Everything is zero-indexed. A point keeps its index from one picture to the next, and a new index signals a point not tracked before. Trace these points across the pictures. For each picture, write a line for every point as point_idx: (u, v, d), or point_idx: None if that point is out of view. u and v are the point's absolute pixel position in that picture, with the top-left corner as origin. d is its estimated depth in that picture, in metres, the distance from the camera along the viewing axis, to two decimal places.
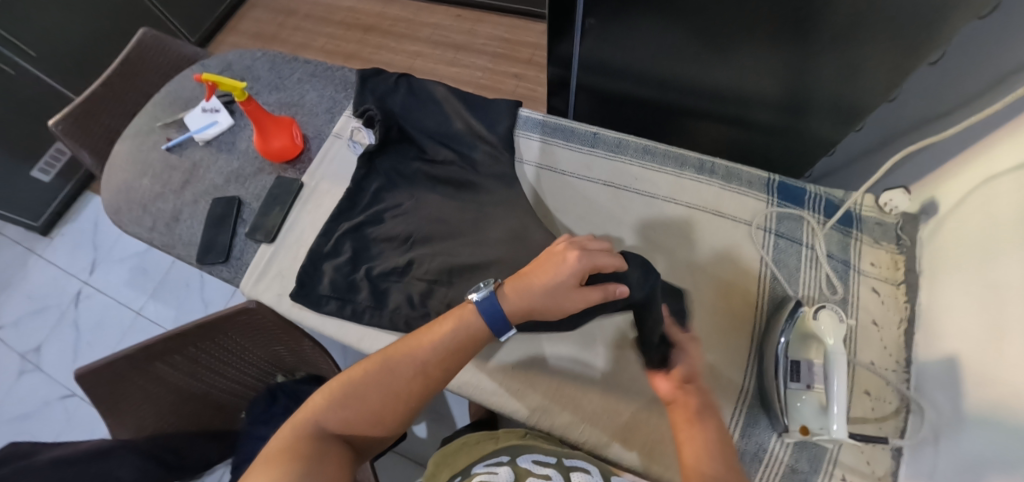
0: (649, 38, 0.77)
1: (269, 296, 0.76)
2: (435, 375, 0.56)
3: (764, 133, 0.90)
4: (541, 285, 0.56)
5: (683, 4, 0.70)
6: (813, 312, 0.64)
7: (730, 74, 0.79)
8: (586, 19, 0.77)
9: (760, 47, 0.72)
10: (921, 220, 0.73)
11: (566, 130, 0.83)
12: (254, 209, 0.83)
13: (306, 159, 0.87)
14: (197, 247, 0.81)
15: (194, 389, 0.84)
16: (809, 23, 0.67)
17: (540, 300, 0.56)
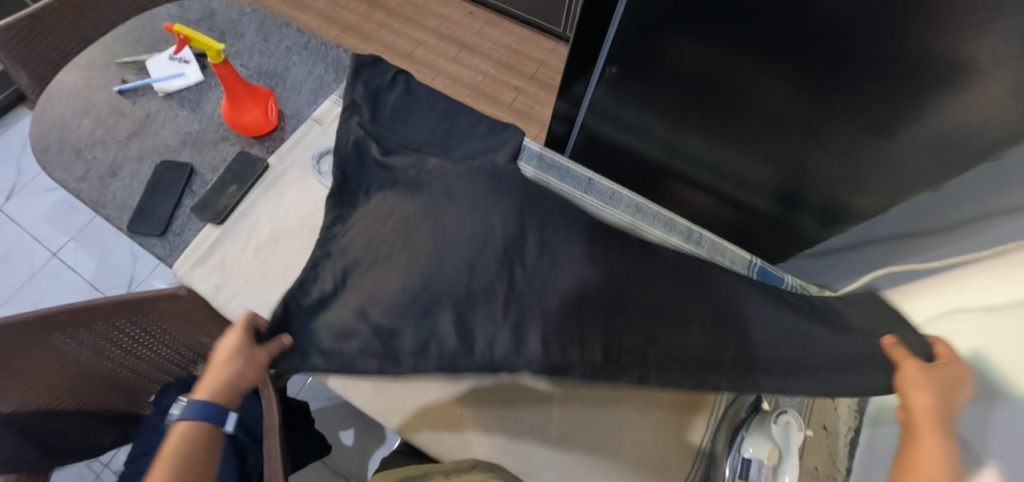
0: (664, 102, 0.75)
1: (206, 285, 0.68)
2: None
3: (753, 217, 0.89)
4: (223, 359, 0.55)
5: (696, 73, 0.68)
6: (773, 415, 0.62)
7: (734, 154, 0.78)
8: (608, 67, 0.74)
9: (768, 137, 0.72)
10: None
11: (562, 169, 0.78)
12: (207, 182, 0.74)
13: (277, 138, 0.79)
14: (131, 212, 0.72)
15: (99, 366, 0.75)
16: (815, 124, 0.66)
17: (238, 371, 0.55)
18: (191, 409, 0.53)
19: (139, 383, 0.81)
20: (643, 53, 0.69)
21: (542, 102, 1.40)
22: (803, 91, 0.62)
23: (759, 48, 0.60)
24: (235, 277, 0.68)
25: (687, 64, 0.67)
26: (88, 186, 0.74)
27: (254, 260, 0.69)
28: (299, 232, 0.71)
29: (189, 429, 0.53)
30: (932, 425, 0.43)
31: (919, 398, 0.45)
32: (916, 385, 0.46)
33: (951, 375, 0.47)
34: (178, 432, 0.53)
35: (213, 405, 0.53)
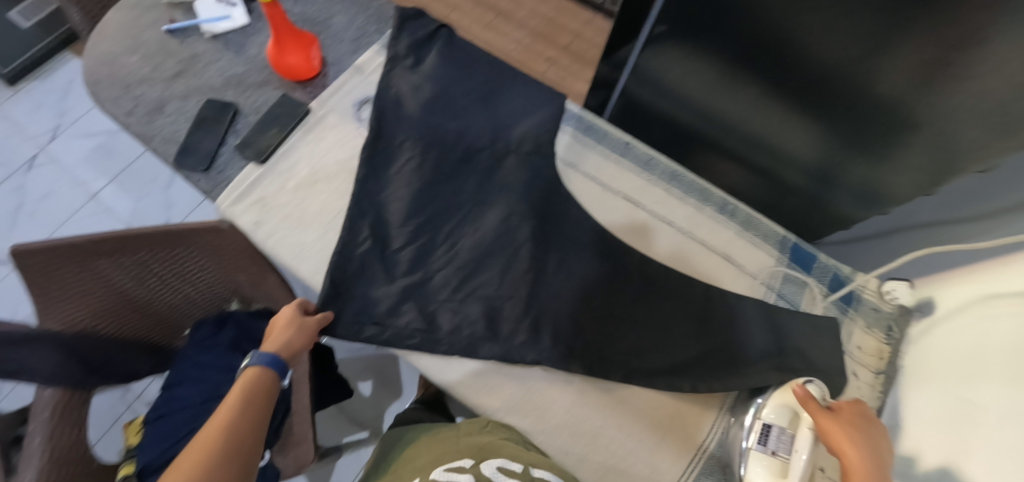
0: (710, 66, 0.73)
1: (246, 222, 0.69)
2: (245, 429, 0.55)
3: (787, 193, 0.87)
4: (281, 325, 0.62)
5: (743, 34, 0.66)
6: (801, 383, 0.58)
7: (777, 126, 0.76)
8: (658, 26, 0.72)
9: (817, 109, 0.69)
10: (914, 316, 0.72)
11: (600, 131, 0.77)
12: (249, 123, 0.76)
13: (319, 84, 0.80)
14: (177, 147, 0.74)
15: (140, 295, 0.78)
16: (860, 94, 0.64)
17: (293, 336, 0.62)
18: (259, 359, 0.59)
19: (175, 315, 0.85)
20: (697, 12, 0.66)
21: (575, 74, 1.39)
22: (864, 60, 0.60)
23: (827, 10, 0.57)
24: (275, 215, 0.70)
25: (743, 25, 0.65)
26: (136, 120, 0.76)
27: (292, 201, 0.71)
28: (336, 176, 0.72)
29: (256, 373, 0.59)
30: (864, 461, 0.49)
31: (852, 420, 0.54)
32: (834, 424, 0.52)
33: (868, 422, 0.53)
34: (246, 376, 0.58)
35: (279, 358, 0.60)
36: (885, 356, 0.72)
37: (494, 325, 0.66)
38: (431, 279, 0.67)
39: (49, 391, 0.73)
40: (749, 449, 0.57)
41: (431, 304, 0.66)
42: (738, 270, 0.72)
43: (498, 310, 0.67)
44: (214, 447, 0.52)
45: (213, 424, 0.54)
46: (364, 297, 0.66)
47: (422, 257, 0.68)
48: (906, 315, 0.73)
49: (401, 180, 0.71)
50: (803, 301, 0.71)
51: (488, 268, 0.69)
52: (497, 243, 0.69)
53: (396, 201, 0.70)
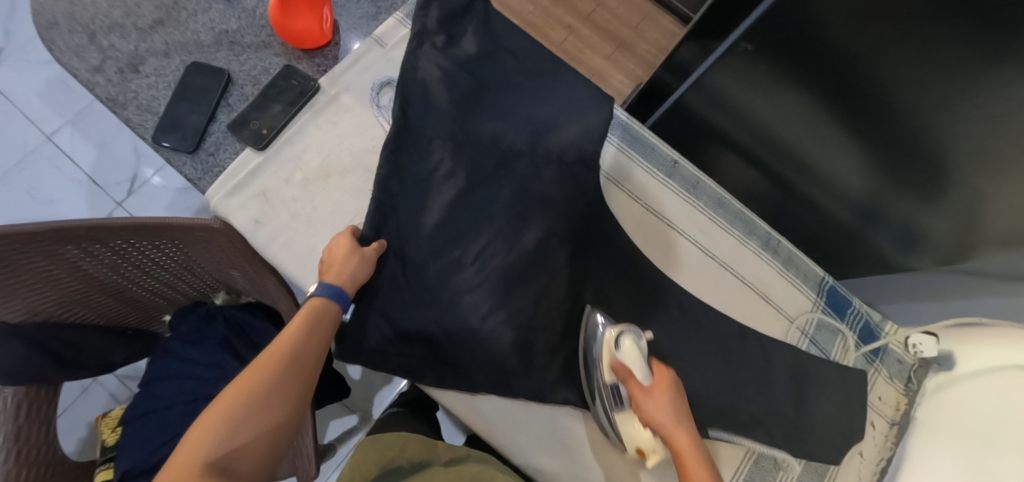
0: (796, 85, 0.63)
1: (243, 219, 0.60)
2: (301, 371, 0.49)
3: (825, 227, 0.81)
4: (341, 254, 0.55)
5: (831, 58, 0.57)
6: (616, 336, 0.57)
7: (838, 159, 0.69)
8: (742, 43, 0.61)
9: (896, 154, 0.63)
10: (933, 368, 0.71)
11: (647, 145, 0.69)
12: (247, 96, 0.64)
13: (329, 54, 0.68)
14: (158, 118, 0.62)
15: (112, 282, 0.68)
16: (940, 141, 0.58)
17: (350, 264, 0.55)
18: (322, 289, 0.52)
19: (152, 301, 0.75)
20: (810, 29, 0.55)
21: None
22: (969, 108, 0.53)
23: (979, 65, 0.49)
24: (278, 213, 0.60)
25: (863, 55, 0.55)
26: (106, 80, 0.63)
27: (299, 197, 0.61)
28: (352, 172, 0.63)
29: (312, 314, 0.51)
30: (697, 458, 0.52)
31: (661, 371, 0.57)
32: (662, 393, 0.55)
33: (669, 388, 0.56)
34: (302, 324, 0.50)
35: (342, 290, 0.53)
36: (902, 406, 0.72)
37: (527, 358, 0.60)
38: (458, 304, 0.60)
39: (10, 390, 0.64)
40: (615, 415, 0.57)
41: (459, 333, 0.60)
42: (775, 312, 0.68)
43: (529, 342, 0.61)
44: (249, 415, 0.45)
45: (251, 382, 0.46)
46: (383, 315, 0.58)
47: (448, 275, 0.61)
48: (927, 366, 0.72)
49: (430, 184, 0.62)
50: (834, 349, 0.69)
51: (519, 293, 0.62)
52: (531, 266, 0.63)
53: (421, 210, 0.62)
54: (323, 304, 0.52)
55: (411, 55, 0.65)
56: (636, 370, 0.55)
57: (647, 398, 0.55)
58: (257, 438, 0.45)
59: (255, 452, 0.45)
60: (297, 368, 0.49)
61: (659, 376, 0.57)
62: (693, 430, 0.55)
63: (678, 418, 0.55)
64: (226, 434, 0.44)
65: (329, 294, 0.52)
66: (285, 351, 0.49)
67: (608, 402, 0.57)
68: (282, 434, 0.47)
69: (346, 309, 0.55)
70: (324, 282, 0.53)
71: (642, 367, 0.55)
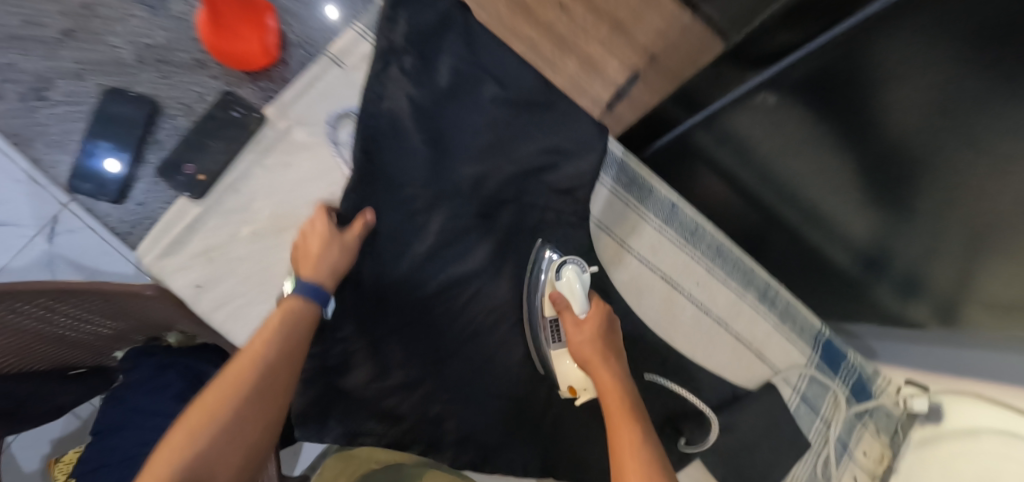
0: (817, 143, 0.53)
1: (183, 282, 0.52)
2: (275, 379, 0.43)
3: (824, 283, 0.70)
4: (318, 245, 0.48)
5: (852, 87, 0.46)
6: (556, 269, 0.55)
7: (863, 229, 0.58)
8: (763, 91, 0.52)
9: (930, 220, 0.51)
10: (919, 419, 0.65)
11: (644, 186, 0.61)
12: (180, 130, 0.55)
13: (278, 74, 0.57)
14: (76, 159, 0.53)
15: (49, 332, 0.60)
16: (975, 195, 0.46)
17: (330, 256, 0.49)
18: (296, 290, 0.46)
19: (101, 343, 0.68)
20: (828, 74, 0.46)
21: None
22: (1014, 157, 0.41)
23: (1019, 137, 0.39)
24: (222, 275, 0.53)
25: (881, 109, 0.45)
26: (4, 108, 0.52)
27: (247, 255, 0.54)
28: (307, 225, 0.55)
29: (286, 319, 0.45)
30: (627, 418, 0.46)
31: (600, 306, 0.53)
32: (594, 330, 0.51)
33: (607, 323, 0.53)
34: (274, 331, 0.44)
35: (320, 288, 0.47)
36: (885, 461, 0.66)
37: (504, 430, 0.56)
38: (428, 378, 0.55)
39: None
40: (552, 351, 0.54)
41: (431, 407, 0.55)
42: (765, 370, 0.64)
43: (507, 414, 0.56)
44: (209, 446, 0.39)
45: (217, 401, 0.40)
46: (341, 391, 0.52)
47: (418, 342, 0.55)
48: (912, 418, 0.66)
49: (396, 241, 0.54)
50: (824, 404, 0.65)
51: (498, 360, 0.57)
52: (511, 329, 0.57)
53: (387, 272, 0.54)
54: (299, 304, 0.46)
55: (374, 83, 0.55)
56: (570, 296, 0.53)
57: (579, 342, 0.51)
58: (227, 462, 0.40)
59: (226, 468, 0.40)
60: (271, 375, 0.43)
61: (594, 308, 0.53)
62: (622, 376, 0.50)
63: (609, 360, 0.50)
64: (186, 460, 0.38)
65: (308, 294, 0.46)
66: (253, 362, 0.43)
67: (547, 338, 0.55)
68: (257, 457, 0.42)
69: (326, 306, 0.48)
70: (301, 278, 0.47)
71: (580, 296, 0.53)
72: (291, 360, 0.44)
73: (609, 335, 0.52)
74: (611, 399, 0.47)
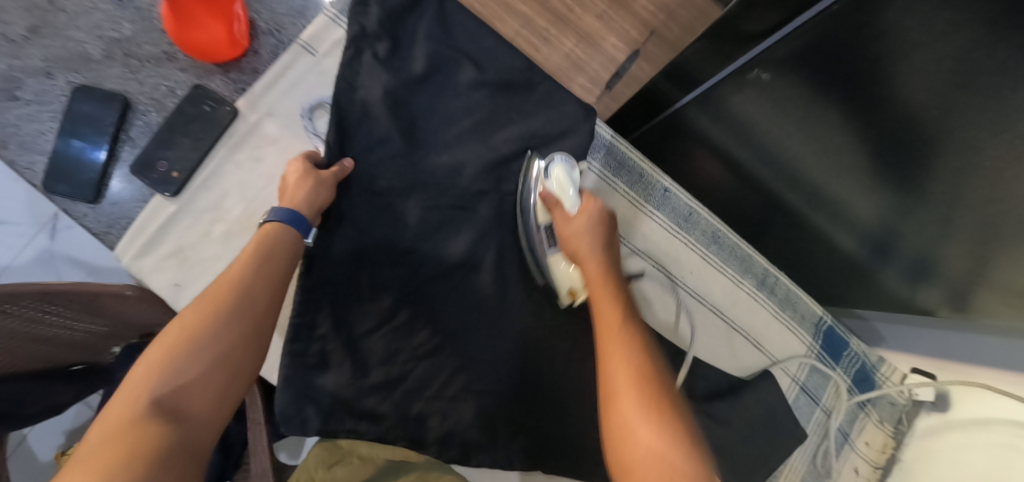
0: (819, 123, 0.49)
1: (160, 282, 0.52)
2: (254, 303, 0.43)
3: (827, 270, 0.66)
4: (297, 180, 0.49)
5: (846, 60, 0.42)
6: (543, 170, 0.54)
7: (871, 211, 0.55)
8: (756, 71, 0.49)
9: (936, 199, 0.48)
10: (925, 408, 0.64)
11: (636, 171, 0.59)
12: (152, 127, 0.54)
13: (249, 65, 0.55)
14: (49, 159, 0.52)
15: (40, 332, 0.60)
16: (984, 170, 0.43)
17: (310, 188, 0.49)
18: (275, 213, 0.47)
19: (95, 341, 0.69)
20: (828, 49, 0.42)
21: None
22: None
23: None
24: (198, 275, 0.52)
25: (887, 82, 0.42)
26: None
27: (222, 254, 0.52)
28: None
29: (267, 239, 0.46)
30: (615, 327, 0.43)
31: (590, 201, 0.52)
32: (584, 221, 0.50)
33: (598, 218, 0.51)
34: (257, 250, 0.45)
35: (298, 213, 0.48)
36: (888, 450, 0.65)
37: (490, 426, 0.55)
38: (411, 374, 0.54)
39: None
40: (550, 254, 0.54)
41: (415, 402, 0.54)
42: (763, 360, 0.62)
43: (493, 408, 0.55)
44: (183, 365, 0.38)
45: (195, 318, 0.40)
46: (316, 392, 0.51)
47: (399, 340, 0.54)
48: (918, 407, 0.64)
49: (375, 235, 0.54)
50: (826, 395, 0.63)
51: (483, 354, 0.55)
52: (496, 321, 0.56)
53: (367, 269, 0.53)
54: (279, 229, 0.47)
55: (347, 71, 0.53)
56: (557, 191, 0.52)
57: (573, 234, 0.50)
58: (210, 379, 0.39)
59: (206, 389, 0.39)
60: (248, 298, 0.42)
61: (585, 208, 0.52)
62: (614, 267, 0.49)
63: (601, 252, 0.50)
64: (166, 376, 0.38)
65: (286, 221, 0.47)
66: (230, 286, 0.42)
67: (542, 241, 0.54)
68: (240, 381, 0.41)
69: (308, 235, 0.49)
70: (280, 207, 0.48)
71: (568, 190, 0.52)
72: (272, 281, 0.44)
73: (602, 227, 0.51)
74: (603, 289, 0.47)
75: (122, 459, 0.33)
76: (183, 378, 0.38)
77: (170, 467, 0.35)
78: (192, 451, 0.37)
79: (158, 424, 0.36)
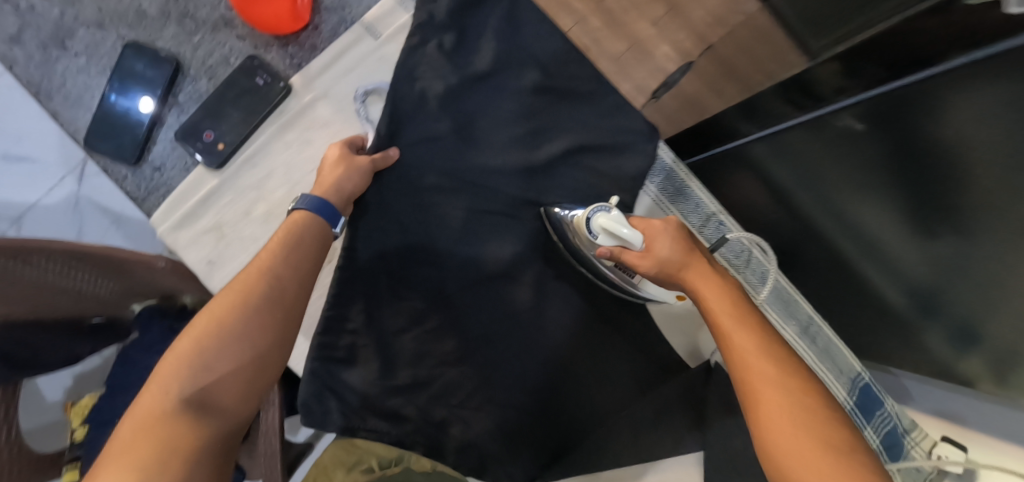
0: (899, 177, 0.46)
1: (195, 256, 0.50)
2: (281, 297, 0.41)
3: (870, 325, 0.61)
4: (328, 166, 0.47)
5: (943, 115, 0.40)
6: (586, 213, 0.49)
7: (927, 273, 0.50)
8: (852, 120, 0.46)
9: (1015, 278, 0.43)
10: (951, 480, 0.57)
11: (692, 198, 0.56)
12: (201, 94, 0.51)
13: (308, 41, 0.52)
14: (94, 115, 0.50)
15: (67, 286, 0.59)
16: None
17: (343, 177, 0.47)
18: (304, 201, 0.45)
19: (118, 298, 0.68)
20: (931, 106, 0.40)
21: None
22: None
23: None
24: (234, 253, 0.51)
25: (978, 153, 0.39)
26: (26, 55, 0.50)
27: (261, 235, 0.51)
28: None
29: (295, 230, 0.44)
30: (735, 323, 0.42)
31: (650, 223, 0.48)
32: (661, 239, 0.47)
33: (666, 230, 0.48)
34: (285, 241, 0.43)
35: (327, 202, 0.45)
36: None
37: (508, 441, 0.54)
38: (436, 379, 0.52)
39: None
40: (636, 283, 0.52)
41: (438, 410, 0.53)
42: None
43: (514, 424, 0.54)
44: (211, 360, 0.38)
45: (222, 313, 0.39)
46: (341, 387, 0.50)
47: (427, 346, 0.52)
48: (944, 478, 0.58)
49: (417, 234, 0.52)
50: None
51: (511, 368, 0.54)
52: (529, 337, 0.54)
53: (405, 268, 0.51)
54: (306, 219, 0.45)
55: (408, 60, 0.51)
56: (615, 243, 0.48)
57: (654, 260, 0.46)
58: (240, 373, 0.39)
59: (235, 385, 0.38)
60: (275, 291, 0.41)
61: (652, 235, 0.47)
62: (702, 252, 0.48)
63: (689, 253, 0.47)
64: (197, 373, 0.37)
65: (314, 212, 0.45)
66: (257, 277, 0.41)
67: (628, 276, 0.52)
68: (267, 374, 0.40)
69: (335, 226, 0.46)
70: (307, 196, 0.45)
71: (621, 233, 0.47)
72: (298, 272, 0.43)
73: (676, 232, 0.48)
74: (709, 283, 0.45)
75: (153, 457, 0.34)
76: (211, 375, 0.37)
77: (196, 465, 0.35)
78: (221, 442, 0.37)
79: (188, 421, 0.36)
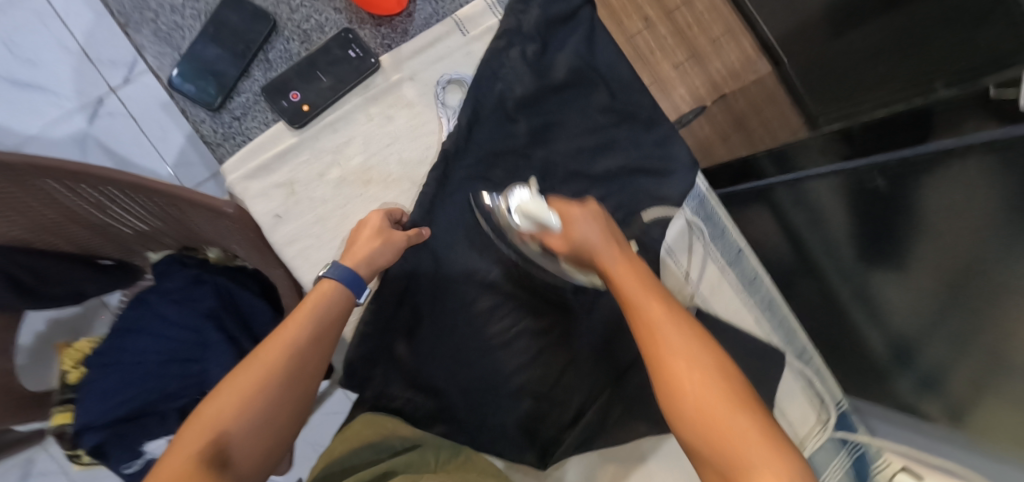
0: (892, 236, 0.56)
1: (263, 208, 0.52)
2: (306, 372, 0.42)
3: (850, 358, 0.70)
4: (367, 239, 0.47)
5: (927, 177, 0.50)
6: (511, 200, 0.50)
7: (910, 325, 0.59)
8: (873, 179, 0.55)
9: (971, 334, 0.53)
10: None
11: (719, 226, 0.64)
12: (291, 56, 0.53)
13: (400, 25, 0.55)
14: (183, 58, 0.51)
15: (99, 220, 0.57)
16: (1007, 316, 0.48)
17: (381, 252, 0.47)
18: (335, 270, 0.45)
19: (137, 242, 0.66)
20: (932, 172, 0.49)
21: None
22: None
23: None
24: (302, 212, 0.53)
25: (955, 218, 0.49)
26: None
27: (330, 198, 0.54)
28: (396, 184, 0.55)
29: (322, 301, 0.44)
30: (648, 309, 0.41)
31: (569, 204, 0.47)
32: (571, 215, 0.46)
33: (584, 211, 0.47)
34: (313, 314, 0.43)
35: (357, 274, 0.45)
36: None
37: (537, 426, 0.58)
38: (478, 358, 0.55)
39: None
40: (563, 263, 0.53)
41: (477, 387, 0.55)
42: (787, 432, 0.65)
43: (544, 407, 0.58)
44: (245, 429, 0.38)
45: (256, 385, 0.39)
46: (393, 353, 0.53)
47: (471, 326, 0.55)
48: None
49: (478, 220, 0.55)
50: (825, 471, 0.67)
51: (548, 355, 0.58)
52: (565, 328, 0.59)
53: (465, 250, 0.55)
54: (334, 291, 0.44)
55: (495, 60, 0.55)
56: (533, 225, 0.48)
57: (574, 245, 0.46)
58: (263, 448, 0.40)
59: (258, 450, 0.39)
60: (305, 367, 0.42)
61: (568, 218, 0.47)
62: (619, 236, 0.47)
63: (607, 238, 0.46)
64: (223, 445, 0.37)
65: (345, 279, 0.45)
66: (286, 350, 0.41)
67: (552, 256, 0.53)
68: (285, 441, 0.42)
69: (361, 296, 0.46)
70: (342, 265, 0.45)
71: (544, 217, 0.47)
72: (324, 343, 0.43)
73: (592, 211, 0.47)
74: (625, 269, 0.44)
75: None
76: (241, 439, 0.38)
77: None
78: None
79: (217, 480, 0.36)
